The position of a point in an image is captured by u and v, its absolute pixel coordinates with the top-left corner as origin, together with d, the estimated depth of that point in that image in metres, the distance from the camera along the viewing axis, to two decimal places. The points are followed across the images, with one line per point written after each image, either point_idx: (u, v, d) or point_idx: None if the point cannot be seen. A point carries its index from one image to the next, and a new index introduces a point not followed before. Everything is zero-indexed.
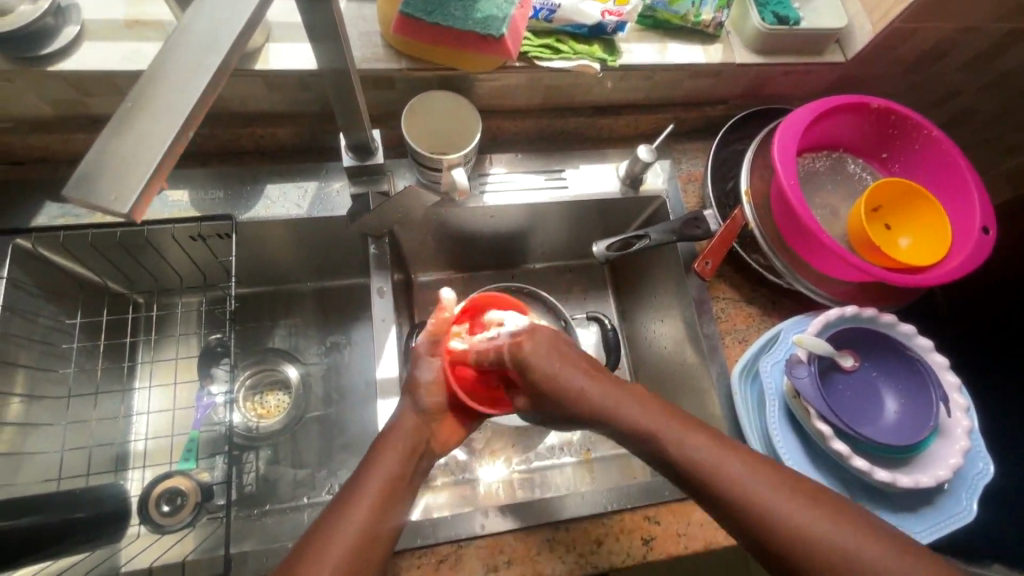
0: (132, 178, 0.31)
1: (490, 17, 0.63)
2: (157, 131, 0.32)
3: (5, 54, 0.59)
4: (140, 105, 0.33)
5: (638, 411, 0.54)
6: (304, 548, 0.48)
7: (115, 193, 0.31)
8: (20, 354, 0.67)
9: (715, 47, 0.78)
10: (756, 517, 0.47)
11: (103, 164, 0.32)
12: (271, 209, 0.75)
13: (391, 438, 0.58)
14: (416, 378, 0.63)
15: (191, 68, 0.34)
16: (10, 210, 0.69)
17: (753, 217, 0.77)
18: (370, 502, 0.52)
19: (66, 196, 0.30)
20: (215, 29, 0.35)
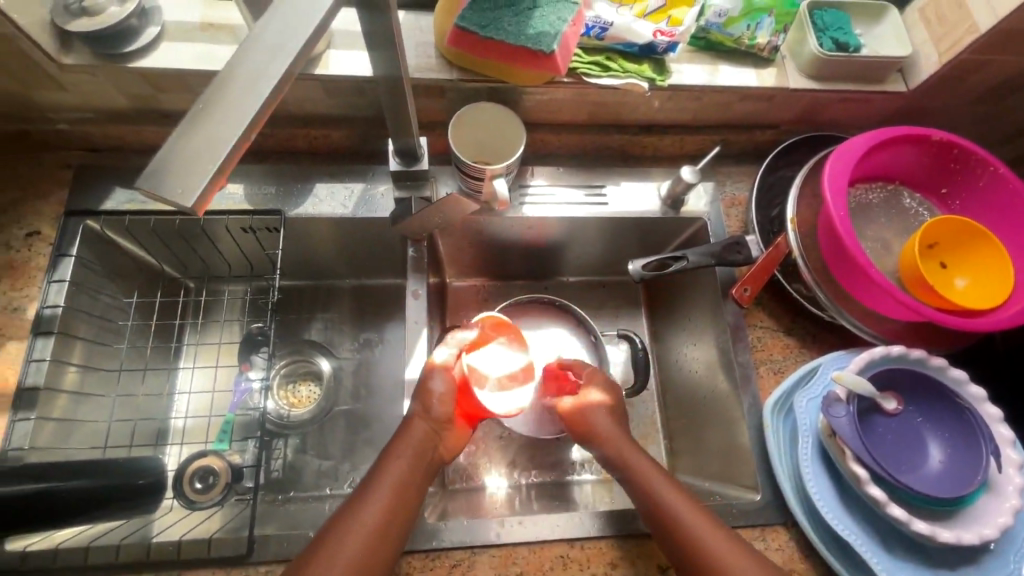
0: (199, 172, 0.34)
1: (543, 33, 0.64)
2: (223, 132, 0.35)
3: (93, 50, 0.64)
4: (209, 105, 0.35)
5: (624, 446, 0.66)
6: (321, 541, 0.53)
7: (182, 186, 0.33)
8: (81, 327, 0.72)
9: (768, 71, 0.76)
10: (678, 528, 0.59)
11: (174, 157, 0.34)
12: (319, 208, 0.78)
13: (410, 430, 0.63)
14: (430, 389, 0.66)
15: (259, 73, 0.36)
16: (84, 192, 0.74)
17: (798, 245, 0.75)
18: (381, 505, 0.56)
19: (140, 186, 0.33)
20: (283, 37, 0.37)
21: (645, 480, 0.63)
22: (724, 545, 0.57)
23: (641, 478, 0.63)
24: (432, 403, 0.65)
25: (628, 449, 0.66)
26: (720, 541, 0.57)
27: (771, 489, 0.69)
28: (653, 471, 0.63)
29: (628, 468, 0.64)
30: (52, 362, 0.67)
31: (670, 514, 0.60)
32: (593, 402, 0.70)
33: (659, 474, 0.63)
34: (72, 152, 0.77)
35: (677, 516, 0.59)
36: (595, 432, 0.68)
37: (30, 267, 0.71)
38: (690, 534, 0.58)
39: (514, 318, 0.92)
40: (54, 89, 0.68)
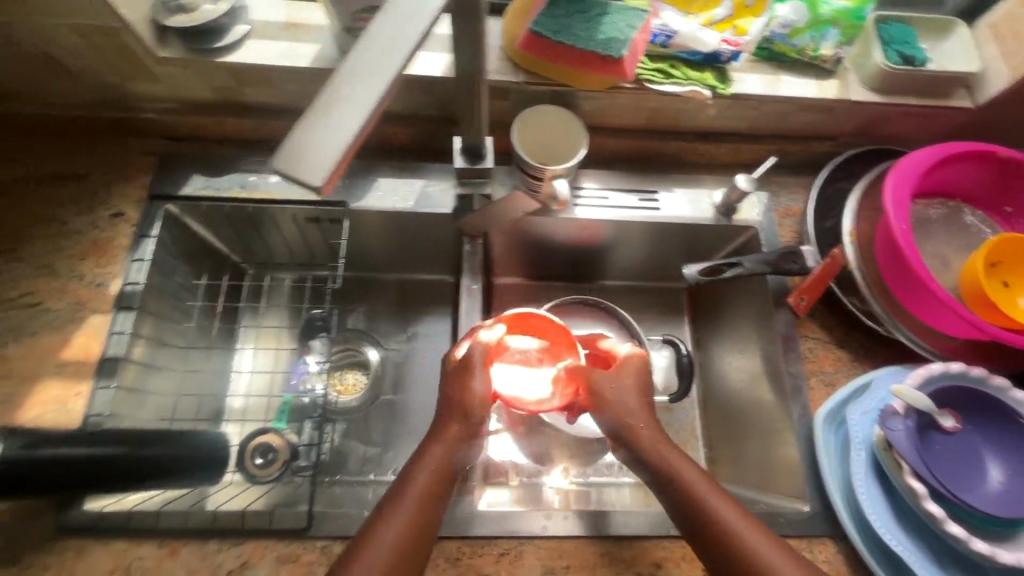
0: (324, 157, 0.33)
1: (613, 39, 0.65)
2: (349, 118, 0.35)
3: (186, 46, 0.68)
4: (332, 98, 0.36)
5: (660, 444, 0.63)
6: (361, 536, 0.54)
7: (314, 168, 0.33)
8: (156, 305, 0.76)
9: (830, 83, 0.76)
10: (719, 532, 0.57)
11: (299, 145, 0.34)
12: (380, 202, 0.81)
13: (445, 426, 0.63)
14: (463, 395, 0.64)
15: (378, 65, 0.37)
16: (165, 178, 0.79)
17: (855, 258, 0.75)
18: (415, 500, 0.57)
19: (273, 168, 0.33)
20: (400, 31, 0.38)
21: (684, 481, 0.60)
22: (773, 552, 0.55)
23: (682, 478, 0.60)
24: (459, 403, 0.64)
25: (663, 445, 0.63)
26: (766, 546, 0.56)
27: (820, 500, 0.69)
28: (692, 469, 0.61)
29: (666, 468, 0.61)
30: (132, 336, 0.72)
31: (719, 518, 0.57)
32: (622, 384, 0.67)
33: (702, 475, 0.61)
34: (155, 140, 0.81)
35: (720, 519, 0.57)
36: (620, 406, 0.65)
37: (113, 246, 0.75)
38: (736, 539, 0.56)
39: (558, 319, 0.94)
40: (147, 80, 0.73)
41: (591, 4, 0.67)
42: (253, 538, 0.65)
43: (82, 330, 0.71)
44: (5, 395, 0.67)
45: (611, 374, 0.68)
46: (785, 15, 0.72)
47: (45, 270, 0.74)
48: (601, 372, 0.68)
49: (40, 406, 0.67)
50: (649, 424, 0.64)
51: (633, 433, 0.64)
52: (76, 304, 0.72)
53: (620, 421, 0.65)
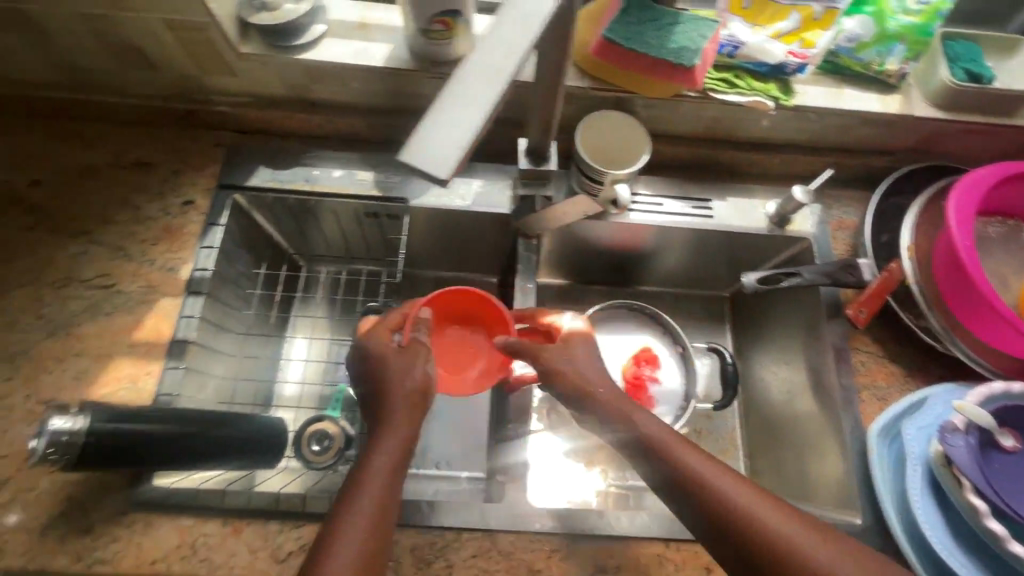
0: (447, 152, 0.35)
1: (685, 47, 0.66)
2: (470, 116, 0.36)
3: (268, 43, 0.71)
4: (451, 98, 0.37)
5: (644, 418, 0.57)
6: (325, 530, 0.49)
7: (441, 161, 0.35)
8: (221, 291, 0.79)
9: (893, 98, 0.77)
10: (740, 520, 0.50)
11: (422, 141, 0.36)
12: (436, 199, 0.82)
13: (389, 408, 0.57)
14: (404, 373, 0.60)
15: (498, 65, 0.39)
16: (233, 169, 0.81)
17: (913, 273, 0.76)
18: (378, 481, 0.51)
19: (401, 160, 0.35)
20: (518, 35, 0.40)
21: (675, 463, 0.53)
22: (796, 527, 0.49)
23: (666, 453, 0.54)
24: (393, 385, 0.59)
25: (644, 422, 0.56)
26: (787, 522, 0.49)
27: (873, 514, 0.68)
28: (677, 444, 0.55)
29: (654, 451, 0.55)
30: (200, 320, 0.74)
31: (722, 507, 0.50)
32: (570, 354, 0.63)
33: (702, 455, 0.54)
34: (223, 132, 0.84)
35: (734, 503, 0.50)
36: (574, 378, 0.61)
37: (184, 233, 0.78)
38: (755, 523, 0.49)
39: (602, 322, 0.95)
40: (224, 74, 0.75)
41: (663, 13, 0.68)
42: (314, 521, 0.67)
43: (154, 312, 0.74)
44: (80, 372, 0.70)
45: (563, 348, 0.63)
46: (853, 29, 0.72)
47: (119, 254, 0.76)
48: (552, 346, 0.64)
49: (113, 383, 0.70)
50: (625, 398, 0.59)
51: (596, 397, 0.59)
52: (148, 287, 0.75)
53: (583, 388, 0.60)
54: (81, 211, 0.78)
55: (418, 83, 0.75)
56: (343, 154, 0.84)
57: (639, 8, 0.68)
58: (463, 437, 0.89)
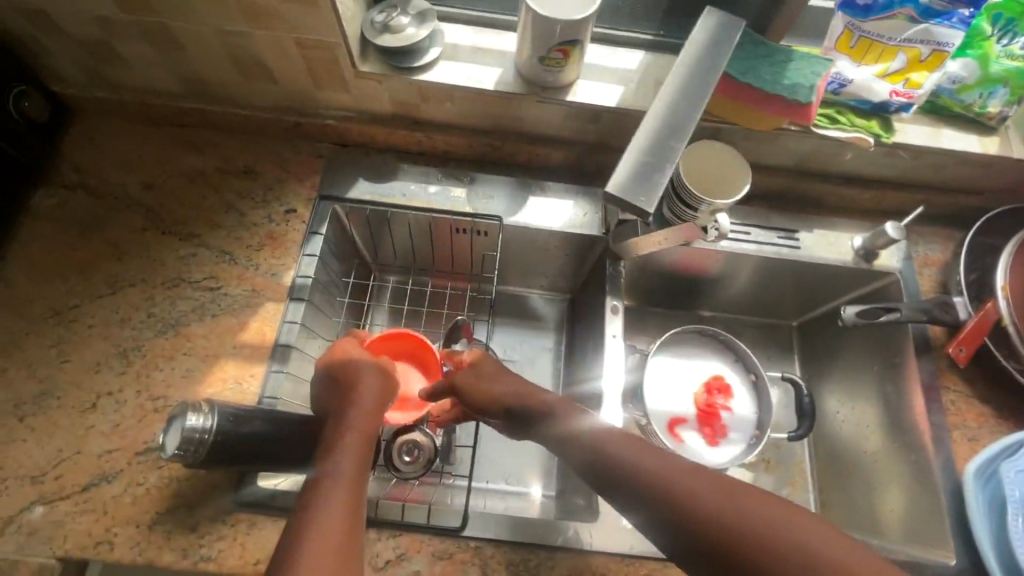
0: (643, 186, 0.53)
1: (798, 84, 0.68)
2: (658, 160, 0.55)
3: (390, 64, 0.74)
4: (644, 131, 0.56)
5: (619, 445, 0.57)
6: (294, 521, 0.47)
7: (645, 194, 0.53)
8: (316, 297, 0.80)
9: (992, 140, 0.78)
10: (732, 533, 0.48)
11: (626, 171, 0.54)
12: (526, 217, 0.84)
13: (349, 412, 0.58)
14: (358, 383, 0.61)
15: (680, 121, 0.56)
16: (335, 180, 0.85)
17: (1010, 312, 0.73)
18: (345, 476, 0.51)
19: (610, 193, 0.53)
20: (697, 96, 0.57)
21: (634, 472, 0.54)
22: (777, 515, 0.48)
23: (623, 464, 0.55)
24: (357, 392, 0.60)
25: (610, 436, 0.58)
26: (762, 512, 0.48)
27: (967, 556, 0.69)
28: (633, 444, 0.56)
29: (614, 463, 0.55)
30: (301, 325, 0.76)
31: (692, 499, 0.50)
32: (488, 376, 0.68)
33: (690, 472, 0.53)
34: (325, 144, 0.87)
35: (720, 515, 0.49)
36: (514, 394, 0.66)
37: (286, 239, 0.81)
38: (720, 516, 0.49)
39: (671, 348, 0.95)
40: (338, 90, 0.79)
41: (776, 49, 0.69)
42: (412, 530, 0.68)
43: (258, 315, 0.76)
44: (189, 370, 0.72)
45: (487, 374, 0.68)
46: (955, 71, 0.74)
47: (225, 258, 0.79)
48: (469, 373, 0.69)
49: (220, 383, 0.72)
50: (600, 430, 0.59)
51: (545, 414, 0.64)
52: (252, 291, 0.77)
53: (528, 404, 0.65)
54: (189, 214, 0.81)
55: (522, 106, 0.78)
56: (437, 170, 0.86)
57: (752, 44, 0.69)
58: (523, 453, 0.90)
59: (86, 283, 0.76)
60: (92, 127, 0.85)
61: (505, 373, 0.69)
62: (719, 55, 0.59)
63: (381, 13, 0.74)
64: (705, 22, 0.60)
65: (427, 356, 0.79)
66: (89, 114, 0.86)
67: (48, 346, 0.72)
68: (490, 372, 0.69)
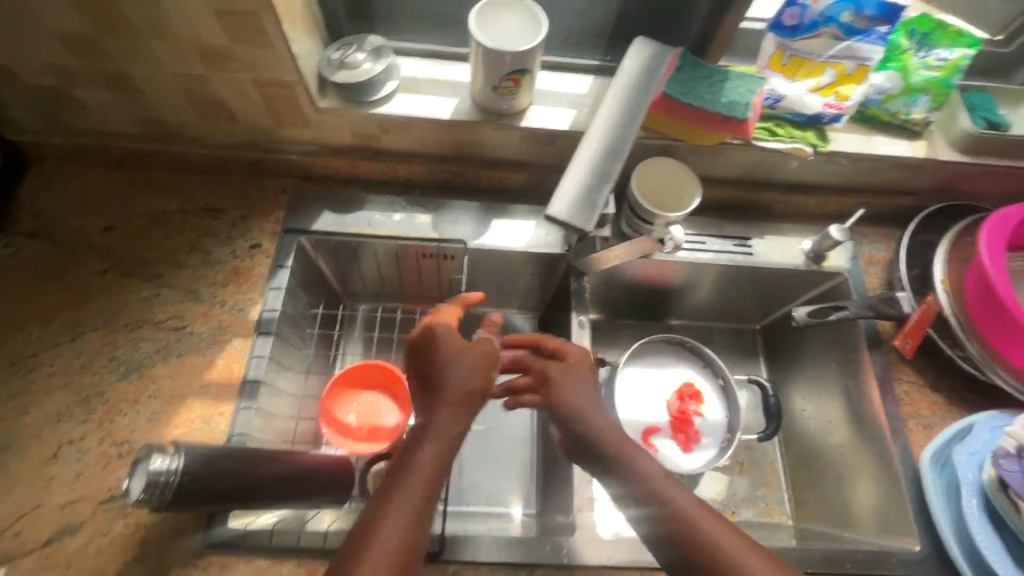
0: (581, 208, 0.57)
1: (735, 102, 0.72)
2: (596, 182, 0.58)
3: (346, 98, 0.76)
4: (585, 153, 0.59)
5: (648, 465, 0.60)
6: (355, 537, 0.50)
7: (583, 216, 0.56)
8: (286, 331, 0.80)
9: (919, 144, 0.83)
10: (721, 562, 0.51)
11: (567, 192, 0.57)
12: (491, 240, 0.86)
13: (438, 415, 0.60)
14: (449, 371, 0.62)
15: (616, 143, 0.60)
16: (299, 213, 0.85)
17: (949, 303, 0.79)
18: (415, 492, 0.53)
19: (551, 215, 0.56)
20: (631, 119, 0.60)
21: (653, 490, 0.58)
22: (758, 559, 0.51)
23: (642, 475, 0.60)
24: (447, 376, 0.62)
25: (638, 454, 0.62)
26: (745, 550, 0.52)
27: (930, 541, 0.71)
28: (657, 465, 0.60)
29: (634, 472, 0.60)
30: (270, 359, 0.76)
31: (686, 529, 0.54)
32: (577, 377, 0.70)
33: (693, 502, 0.56)
34: (288, 178, 0.88)
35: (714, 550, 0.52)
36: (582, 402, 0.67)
37: (251, 274, 0.81)
38: (706, 539, 0.53)
39: (640, 358, 0.97)
40: (297, 125, 0.80)
41: (715, 70, 0.73)
42: None
43: (225, 352, 0.76)
44: (155, 413, 0.71)
45: (576, 376, 0.70)
46: (880, 83, 0.80)
47: (190, 296, 0.79)
48: (560, 375, 0.70)
49: (187, 424, 0.71)
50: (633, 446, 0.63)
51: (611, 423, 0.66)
52: (218, 328, 0.77)
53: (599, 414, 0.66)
54: (153, 254, 0.81)
55: (480, 133, 0.80)
56: (402, 199, 0.88)
57: (692, 67, 0.73)
58: (503, 471, 0.90)
59: (47, 330, 0.75)
60: (50, 172, 0.85)
61: (584, 382, 0.70)
62: (652, 79, 0.62)
63: (337, 50, 0.76)
64: (638, 48, 0.64)
65: (398, 387, 0.82)
66: (46, 159, 0.86)
67: (6, 398, 0.71)
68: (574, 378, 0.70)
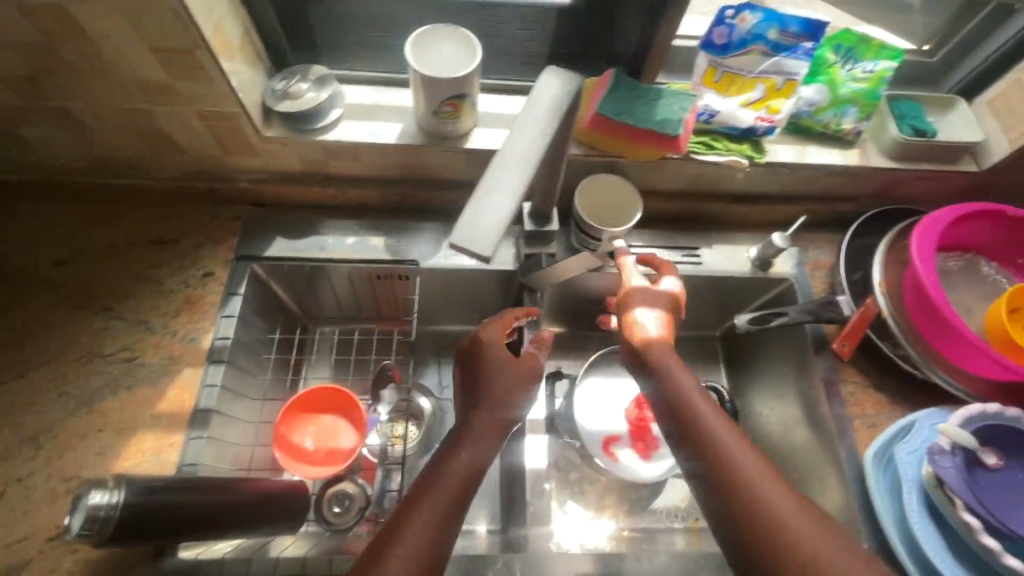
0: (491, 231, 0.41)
1: (669, 119, 0.75)
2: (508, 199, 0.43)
3: (291, 127, 0.77)
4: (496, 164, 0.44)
5: (715, 421, 0.60)
6: (396, 519, 0.55)
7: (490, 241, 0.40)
8: (241, 358, 0.81)
9: (852, 152, 0.86)
10: (777, 519, 0.51)
11: (471, 215, 0.42)
12: (445, 259, 0.88)
13: (476, 422, 0.64)
14: (490, 384, 0.67)
15: (532, 152, 0.46)
16: (251, 240, 0.86)
17: (887, 306, 0.82)
18: (447, 491, 0.57)
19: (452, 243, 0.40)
20: (549, 124, 0.47)
21: (713, 447, 0.57)
22: (777, 492, 0.53)
23: (705, 433, 0.59)
24: (490, 386, 0.67)
25: (703, 412, 0.60)
26: (800, 514, 0.52)
27: (876, 538, 0.73)
28: (699, 395, 0.62)
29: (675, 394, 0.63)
30: (221, 388, 0.76)
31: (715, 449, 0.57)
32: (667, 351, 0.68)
33: (757, 461, 0.56)
34: (241, 206, 0.89)
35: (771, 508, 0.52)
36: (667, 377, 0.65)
37: (203, 303, 0.81)
38: (768, 502, 0.53)
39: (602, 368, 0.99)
40: (246, 155, 0.81)
41: (648, 90, 0.76)
42: None
43: (175, 382, 0.76)
44: (103, 447, 0.71)
45: (668, 354, 0.67)
46: (810, 96, 0.83)
47: (141, 326, 0.79)
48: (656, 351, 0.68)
49: (136, 457, 0.71)
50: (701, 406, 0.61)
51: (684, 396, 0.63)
52: (170, 358, 0.77)
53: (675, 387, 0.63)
54: (105, 287, 0.81)
55: (428, 156, 0.82)
56: (355, 222, 0.89)
57: (627, 86, 0.77)
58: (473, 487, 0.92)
59: None
60: None
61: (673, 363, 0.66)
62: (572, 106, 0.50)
63: (281, 81, 0.78)
64: (555, 70, 0.50)
65: (352, 409, 0.82)
66: None
67: None
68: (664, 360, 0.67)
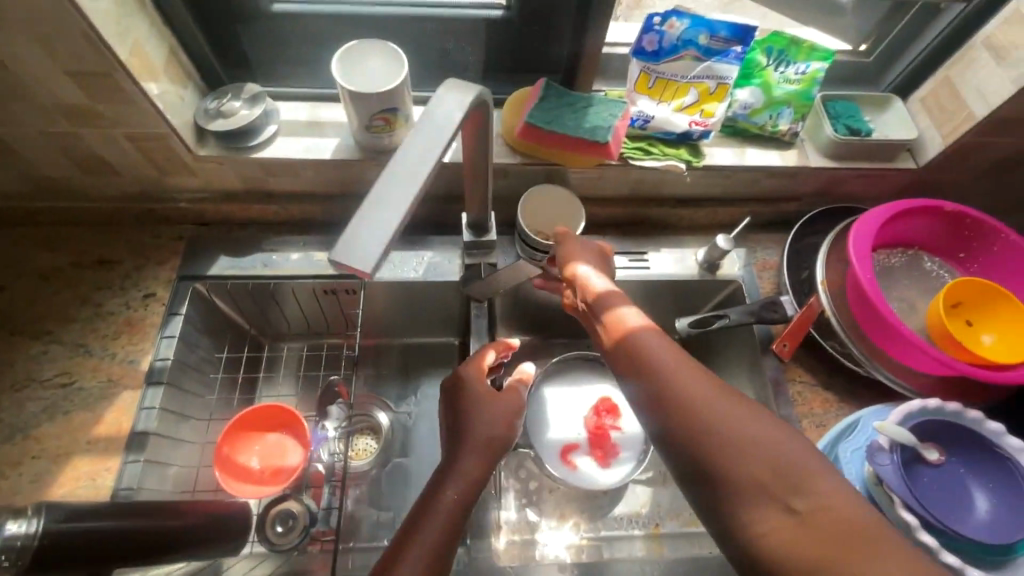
0: (373, 245, 0.40)
1: (598, 127, 0.76)
2: (395, 209, 0.43)
3: (225, 144, 0.77)
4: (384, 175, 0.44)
5: (708, 395, 0.51)
6: (397, 550, 0.55)
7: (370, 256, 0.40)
8: (184, 379, 0.80)
9: (791, 153, 0.87)
10: (805, 502, 0.45)
11: (355, 227, 0.41)
12: (392, 273, 0.88)
13: (463, 457, 0.63)
14: (471, 425, 0.65)
15: (423, 162, 0.46)
16: (194, 259, 0.85)
17: (830, 305, 0.81)
18: (438, 523, 0.57)
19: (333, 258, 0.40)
20: (443, 136, 0.48)
21: (713, 427, 0.49)
22: (804, 467, 0.47)
23: (700, 414, 0.50)
24: (472, 423, 0.66)
25: (694, 390, 0.51)
26: (835, 497, 0.45)
27: None
28: (685, 366, 0.53)
29: (661, 383, 0.52)
30: (160, 410, 0.75)
31: (728, 455, 0.48)
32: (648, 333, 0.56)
33: (769, 434, 0.48)
34: (185, 225, 0.89)
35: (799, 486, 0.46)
36: (646, 364, 0.54)
37: (144, 325, 0.81)
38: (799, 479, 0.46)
39: (559, 376, 0.99)
40: (184, 174, 0.81)
41: (578, 98, 0.78)
42: None
43: (113, 406, 0.75)
44: (38, 475, 0.70)
45: (643, 342, 0.55)
46: (745, 99, 0.84)
47: (80, 350, 0.78)
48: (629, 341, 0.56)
49: (71, 483, 0.70)
50: (692, 381, 0.52)
51: (669, 378, 0.52)
52: (109, 381, 0.77)
53: (662, 373, 0.53)
54: (44, 313, 0.80)
55: (366, 170, 0.82)
56: (301, 237, 0.89)
57: (558, 95, 0.79)
58: None
59: None
60: None
61: (655, 349, 0.54)
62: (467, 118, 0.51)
63: (213, 100, 0.78)
64: (454, 83, 0.51)
65: (296, 426, 0.80)
66: None
67: None
68: (645, 349, 0.55)
